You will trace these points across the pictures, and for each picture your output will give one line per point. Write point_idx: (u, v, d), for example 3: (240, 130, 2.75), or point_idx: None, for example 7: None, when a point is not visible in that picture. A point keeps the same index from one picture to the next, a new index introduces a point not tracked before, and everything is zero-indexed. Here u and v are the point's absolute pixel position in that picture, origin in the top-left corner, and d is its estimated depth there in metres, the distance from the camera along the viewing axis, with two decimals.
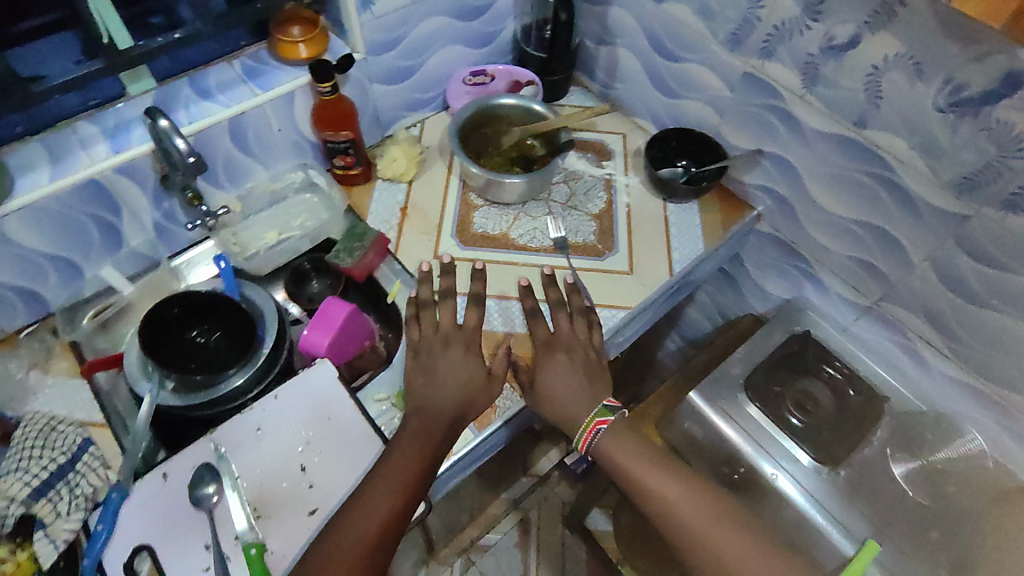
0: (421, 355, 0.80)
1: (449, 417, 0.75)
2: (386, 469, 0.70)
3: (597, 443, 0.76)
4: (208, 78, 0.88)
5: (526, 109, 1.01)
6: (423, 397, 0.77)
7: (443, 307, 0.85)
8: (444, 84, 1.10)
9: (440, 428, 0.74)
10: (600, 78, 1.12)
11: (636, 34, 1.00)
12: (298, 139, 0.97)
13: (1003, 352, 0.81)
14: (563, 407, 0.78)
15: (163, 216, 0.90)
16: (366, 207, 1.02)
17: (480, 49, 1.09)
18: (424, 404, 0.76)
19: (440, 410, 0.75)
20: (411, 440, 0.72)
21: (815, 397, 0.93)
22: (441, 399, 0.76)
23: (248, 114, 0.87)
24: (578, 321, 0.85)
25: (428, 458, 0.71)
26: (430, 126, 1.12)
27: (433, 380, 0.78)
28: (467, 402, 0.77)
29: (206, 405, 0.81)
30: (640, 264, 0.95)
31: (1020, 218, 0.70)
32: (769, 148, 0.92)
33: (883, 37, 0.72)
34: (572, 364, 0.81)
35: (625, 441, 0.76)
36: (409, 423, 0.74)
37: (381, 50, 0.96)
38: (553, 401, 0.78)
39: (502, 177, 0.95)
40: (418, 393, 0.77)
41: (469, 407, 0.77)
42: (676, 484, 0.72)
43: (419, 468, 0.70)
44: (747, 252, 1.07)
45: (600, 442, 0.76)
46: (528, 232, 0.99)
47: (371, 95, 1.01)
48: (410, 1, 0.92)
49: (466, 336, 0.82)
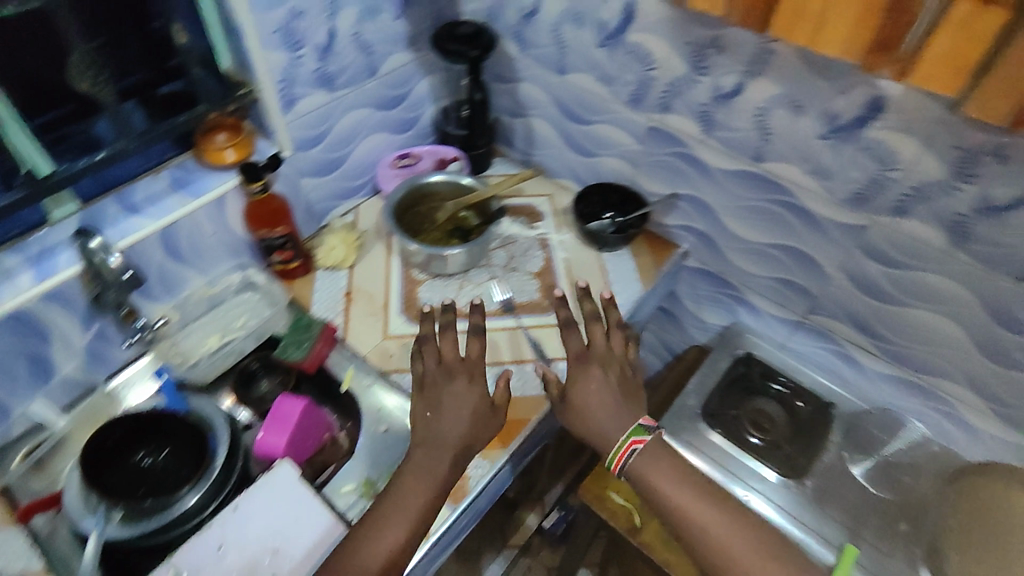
0: (426, 386, 0.80)
1: (456, 453, 0.74)
2: (391, 511, 0.71)
3: (630, 465, 0.75)
4: (136, 194, 0.87)
5: (456, 183, 1.06)
6: (432, 433, 0.75)
7: (445, 338, 0.83)
8: (372, 170, 1.13)
9: (448, 464, 0.73)
10: (519, 147, 1.19)
11: (547, 104, 1.08)
12: (232, 241, 0.96)
13: (923, 343, 0.88)
14: (597, 424, 0.77)
15: (95, 338, 0.86)
16: (309, 298, 1.02)
17: (404, 133, 1.14)
18: (433, 435, 0.75)
19: (448, 446, 0.74)
20: (413, 476, 0.73)
21: (769, 415, 1.00)
22: (450, 431, 0.75)
23: (179, 222, 0.87)
24: (613, 335, 0.85)
25: (431, 495, 0.72)
26: (363, 211, 1.14)
27: (440, 415, 0.77)
28: (473, 437, 0.76)
29: (161, 530, 0.75)
30: (586, 313, 0.99)
31: (909, 221, 0.79)
32: (683, 190, 1.00)
33: (762, 83, 0.81)
34: (607, 380, 0.80)
35: (662, 470, 0.74)
36: (414, 456, 0.74)
37: (307, 145, 0.99)
38: (586, 417, 0.78)
39: (441, 250, 0.98)
40: (427, 429, 0.76)
41: (475, 440, 0.76)
42: (712, 509, 0.72)
43: (419, 506, 0.71)
44: (681, 288, 1.13)
45: (636, 463, 0.74)
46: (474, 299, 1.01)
47: (302, 189, 1.03)
48: (331, 97, 0.97)
49: (469, 366, 0.81)
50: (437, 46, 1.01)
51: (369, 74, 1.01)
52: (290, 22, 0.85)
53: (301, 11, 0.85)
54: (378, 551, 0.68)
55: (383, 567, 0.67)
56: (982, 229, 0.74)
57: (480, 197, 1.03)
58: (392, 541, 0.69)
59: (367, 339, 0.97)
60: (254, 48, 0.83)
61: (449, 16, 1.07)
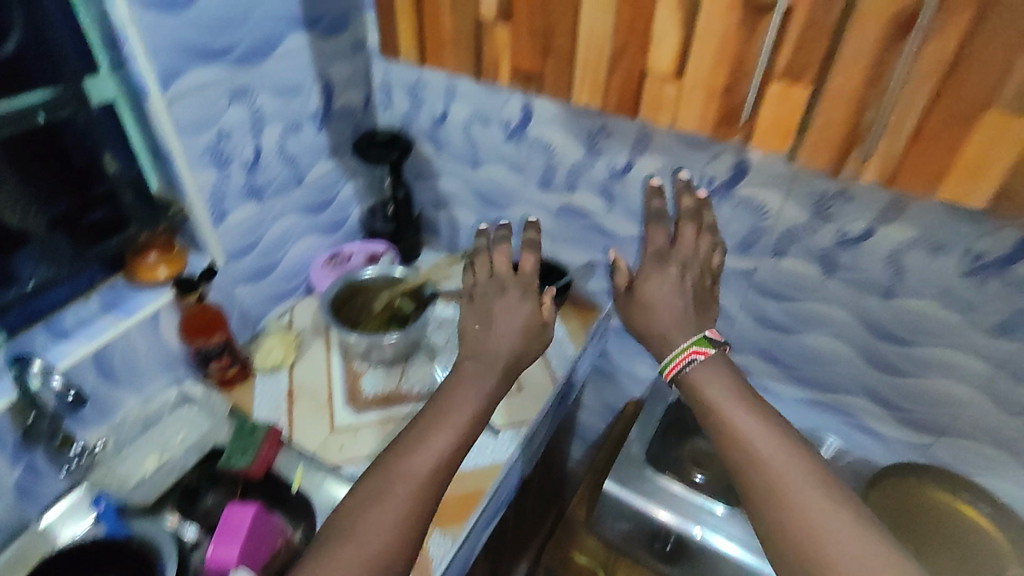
0: (476, 300, 0.83)
1: (505, 361, 0.77)
2: (436, 427, 0.70)
3: (687, 372, 0.71)
4: (65, 319, 0.87)
5: (388, 275, 1.12)
6: (479, 345, 0.78)
7: (500, 250, 0.87)
8: (305, 271, 1.18)
9: (496, 373, 0.76)
10: (445, 235, 1.28)
11: (466, 194, 1.18)
12: (168, 355, 0.97)
13: (823, 366, 1.00)
14: (659, 325, 0.76)
15: (25, 473, 0.82)
16: (251, 403, 1.01)
17: (333, 234, 1.20)
18: (486, 351, 0.78)
19: (497, 356, 0.77)
20: (463, 386, 0.75)
21: (705, 451, 1.05)
22: (503, 343, 0.78)
23: (112, 343, 0.87)
24: (703, 238, 0.83)
25: (477, 410, 0.73)
26: (298, 311, 1.17)
27: (487, 328, 0.80)
28: (521, 352, 0.79)
29: None
30: (526, 380, 1.04)
31: (788, 260, 0.92)
32: (598, 257, 1.11)
33: (647, 158, 0.94)
34: (681, 282, 0.78)
35: (720, 377, 0.70)
36: (467, 366, 0.77)
37: (239, 254, 1.02)
38: (647, 314, 0.78)
39: (380, 338, 1.02)
40: (474, 340, 0.79)
41: (524, 355, 0.79)
42: (761, 417, 0.65)
43: (468, 416, 0.72)
44: (611, 346, 1.22)
45: (692, 372, 0.71)
46: (417, 381, 1.05)
47: (236, 297, 1.05)
48: (260, 208, 1.02)
49: (523, 280, 0.84)
50: (358, 153, 1.10)
51: (296, 183, 1.08)
52: (217, 143, 0.91)
53: (227, 133, 0.91)
54: (418, 463, 0.67)
55: (412, 495, 0.65)
56: (846, 258, 0.87)
57: (412, 284, 1.09)
58: (437, 451, 0.68)
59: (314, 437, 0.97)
60: (185, 172, 0.88)
61: (365, 126, 1.17)
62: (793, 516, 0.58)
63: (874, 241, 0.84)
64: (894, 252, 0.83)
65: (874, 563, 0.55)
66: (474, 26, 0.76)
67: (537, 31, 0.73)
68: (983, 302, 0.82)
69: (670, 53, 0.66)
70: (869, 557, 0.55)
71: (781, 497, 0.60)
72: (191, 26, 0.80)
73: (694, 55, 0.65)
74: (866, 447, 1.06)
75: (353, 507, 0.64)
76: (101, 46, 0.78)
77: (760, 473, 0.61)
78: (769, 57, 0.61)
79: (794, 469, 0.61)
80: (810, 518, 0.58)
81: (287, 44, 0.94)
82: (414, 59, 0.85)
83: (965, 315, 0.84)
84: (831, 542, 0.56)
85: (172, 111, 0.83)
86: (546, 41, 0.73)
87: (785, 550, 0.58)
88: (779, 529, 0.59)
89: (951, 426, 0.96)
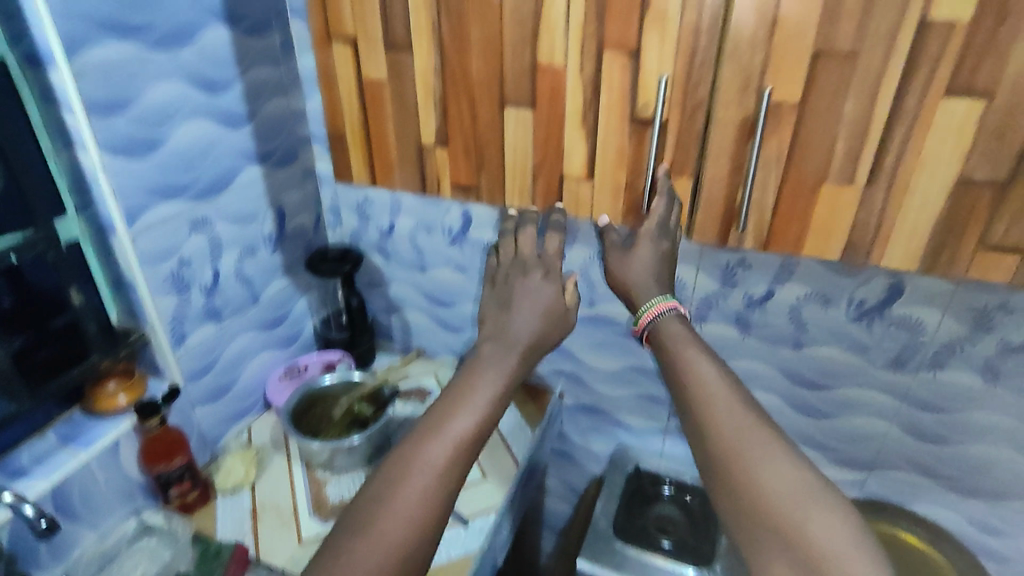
0: (499, 283, 0.84)
1: (527, 342, 0.77)
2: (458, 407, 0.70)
3: (660, 321, 0.76)
4: (19, 457, 0.86)
5: (347, 380, 1.17)
6: (501, 325, 0.79)
7: (522, 235, 0.87)
8: (262, 387, 1.20)
9: (519, 352, 0.76)
10: (398, 338, 1.35)
11: (416, 297, 1.27)
12: (126, 485, 0.95)
13: None
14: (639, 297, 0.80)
15: None
16: (213, 527, 0.99)
17: (289, 347, 1.25)
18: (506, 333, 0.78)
19: (517, 337, 0.78)
20: (489, 369, 0.74)
21: (669, 517, 1.14)
22: (521, 330, 0.78)
23: (70, 477, 0.86)
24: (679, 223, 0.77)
25: (499, 391, 0.73)
26: (256, 428, 1.17)
27: (512, 309, 0.80)
28: (542, 339, 0.79)
29: None
30: (490, 468, 1.08)
31: (710, 324, 1.04)
32: None
33: (576, 248, 1.06)
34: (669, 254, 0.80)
35: (680, 326, 0.75)
36: (485, 348, 0.77)
37: (198, 375, 1.05)
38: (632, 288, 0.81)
39: (342, 442, 1.04)
40: (495, 321, 0.80)
41: (544, 340, 0.79)
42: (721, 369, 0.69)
43: (490, 399, 0.71)
44: (567, 426, 1.28)
45: (661, 322, 0.75)
46: None
47: (194, 418, 1.06)
48: (218, 328, 1.06)
49: (545, 261, 0.84)
50: (311, 269, 1.18)
51: (252, 301, 1.13)
52: (178, 270, 0.96)
53: (188, 260, 0.98)
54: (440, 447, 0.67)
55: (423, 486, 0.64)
56: (757, 317, 1.00)
57: (371, 387, 1.13)
58: (460, 430, 0.68)
59: (280, 552, 0.96)
60: (147, 300, 0.93)
61: (316, 244, 1.25)
62: (722, 443, 0.62)
63: (776, 300, 0.97)
64: (794, 307, 0.97)
65: (799, 483, 0.59)
66: (416, 149, 0.88)
67: (469, 148, 0.85)
68: (875, 342, 0.95)
69: (580, 159, 0.79)
70: (800, 482, 0.59)
71: (728, 436, 0.63)
72: (158, 168, 0.89)
73: (601, 152, 0.77)
74: None
75: (375, 494, 0.64)
76: (69, 191, 0.85)
77: (714, 412, 0.65)
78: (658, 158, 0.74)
79: (741, 409, 0.64)
80: (751, 452, 0.61)
81: (243, 176, 1.04)
82: (366, 180, 0.95)
83: (864, 356, 0.97)
84: (768, 473, 0.59)
85: (137, 244, 0.89)
86: (478, 155, 0.85)
87: (726, 483, 0.61)
88: (726, 466, 0.61)
89: (877, 459, 1.05)
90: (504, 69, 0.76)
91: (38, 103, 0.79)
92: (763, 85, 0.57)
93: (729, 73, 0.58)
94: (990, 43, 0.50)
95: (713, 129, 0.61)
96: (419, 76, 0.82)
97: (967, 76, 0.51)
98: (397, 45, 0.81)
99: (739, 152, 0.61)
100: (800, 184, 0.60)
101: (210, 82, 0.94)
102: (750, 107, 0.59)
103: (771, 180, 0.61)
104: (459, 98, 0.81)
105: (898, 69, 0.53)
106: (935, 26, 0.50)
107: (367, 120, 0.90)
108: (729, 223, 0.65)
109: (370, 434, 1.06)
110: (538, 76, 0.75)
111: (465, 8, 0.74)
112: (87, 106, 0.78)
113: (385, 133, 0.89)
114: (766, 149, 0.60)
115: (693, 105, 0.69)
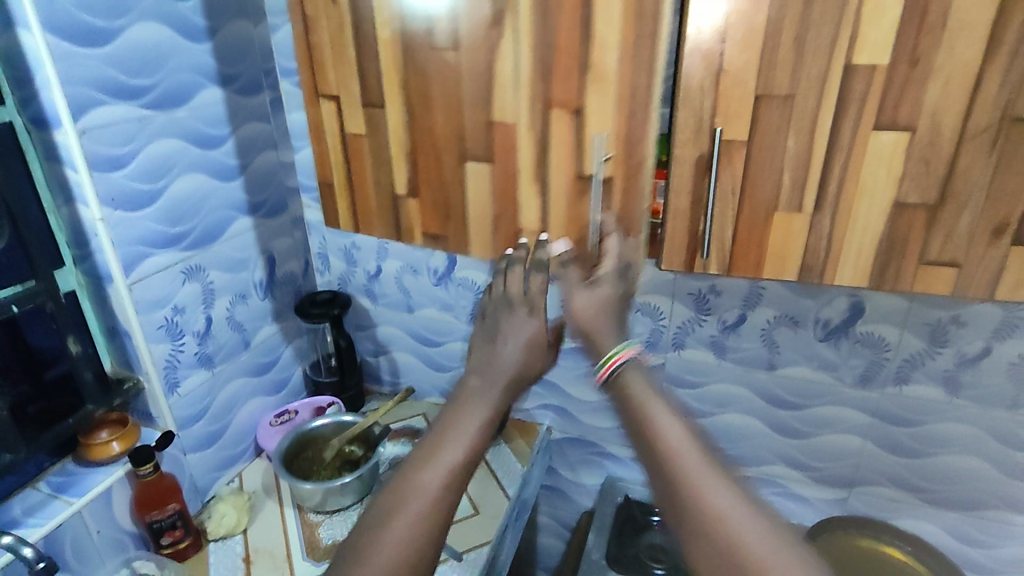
0: (486, 319, 0.81)
1: (512, 372, 0.76)
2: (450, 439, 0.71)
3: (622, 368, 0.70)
4: (13, 508, 0.86)
5: (337, 422, 1.18)
6: (484, 362, 0.77)
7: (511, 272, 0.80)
8: (253, 433, 1.21)
9: (501, 383, 0.75)
10: (387, 379, 1.37)
11: (404, 338, 1.31)
12: (118, 534, 0.95)
13: (741, 442, 1.13)
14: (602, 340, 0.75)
15: None
16: (206, 574, 0.99)
17: (279, 393, 1.27)
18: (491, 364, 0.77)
19: (501, 369, 0.76)
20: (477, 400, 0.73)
21: (660, 545, 1.15)
22: (507, 362, 0.77)
23: (65, 526, 0.87)
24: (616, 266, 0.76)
25: (487, 420, 0.72)
26: (248, 474, 1.18)
27: (496, 345, 0.78)
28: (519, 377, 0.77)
29: None
30: (481, 502, 1.09)
31: (687, 350, 1.08)
32: None
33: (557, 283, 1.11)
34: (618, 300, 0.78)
35: (651, 376, 0.69)
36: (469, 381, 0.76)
37: (190, 421, 1.06)
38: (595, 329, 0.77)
39: (334, 482, 1.05)
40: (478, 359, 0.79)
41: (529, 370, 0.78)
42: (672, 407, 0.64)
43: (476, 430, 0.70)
44: (556, 460, 1.30)
45: (621, 374, 0.69)
46: None
47: (186, 465, 1.07)
48: (211, 374, 1.09)
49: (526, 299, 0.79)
50: (301, 313, 1.22)
51: (243, 347, 1.16)
52: (172, 317, 0.99)
53: (181, 307, 1.01)
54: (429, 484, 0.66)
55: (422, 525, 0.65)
56: (731, 342, 1.05)
57: (361, 427, 1.15)
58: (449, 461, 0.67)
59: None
60: (142, 348, 0.96)
61: (306, 290, 1.29)
62: (691, 502, 0.55)
63: (748, 324, 1.03)
64: (765, 330, 1.02)
65: (771, 548, 0.51)
66: (391, 199, 0.87)
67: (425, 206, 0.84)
68: (843, 360, 1.01)
69: (536, 216, 0.78)
70: (767, 528, 0.52)
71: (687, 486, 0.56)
72: (154, 219, 0.93)
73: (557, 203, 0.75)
74: (796, 512, 1.16)
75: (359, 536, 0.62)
76: (67, 243, 0.88)
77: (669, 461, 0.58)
78: (601, 219, 0.73)
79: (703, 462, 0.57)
80: (713, 500, 0.54)
81: (235, 226, 1.09)
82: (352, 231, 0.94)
83: (834, 374, 1.02)
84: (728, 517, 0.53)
85: (133, 292, 0.92)
86: (442, 209, 0.84)
87: (697, 550, 0.53)
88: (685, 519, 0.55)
89: (856, 475, 1.09)
90: (464, 126, 0.77)
91: (41, 161, 0.83)
92: (715, 125, 0.64)
93: (685, 115, 0.64)
94: (907, 82, 0.57)
95: (674, 166, 0.67)
96: (390, 133, 0.82)
97: (892, 111, 0.58)
98: (374, 102, 0.82)
99: (698, 186, 0.67)
100: (755, 212, 0.66)
101: (206, 138, 0.99)
102: (705, 145, 0.65)
103: (729, 211, 0.67)
104: (416, 161, 0.82)
105: (832, 107, 0.60)
106: (859, 69, 0.58)
107: (351, 172, 0.89)
108: (695, 251, 0.71)
109: (361, 473, 1.07)
110: (494, 131, 0.76)
111: (426, 67, 0.76)
112: (89, 161, 0.83)
113: (364, 171, 0.88)
114: (722, 181, 0.66)
115: (633, 164, 0.69)
